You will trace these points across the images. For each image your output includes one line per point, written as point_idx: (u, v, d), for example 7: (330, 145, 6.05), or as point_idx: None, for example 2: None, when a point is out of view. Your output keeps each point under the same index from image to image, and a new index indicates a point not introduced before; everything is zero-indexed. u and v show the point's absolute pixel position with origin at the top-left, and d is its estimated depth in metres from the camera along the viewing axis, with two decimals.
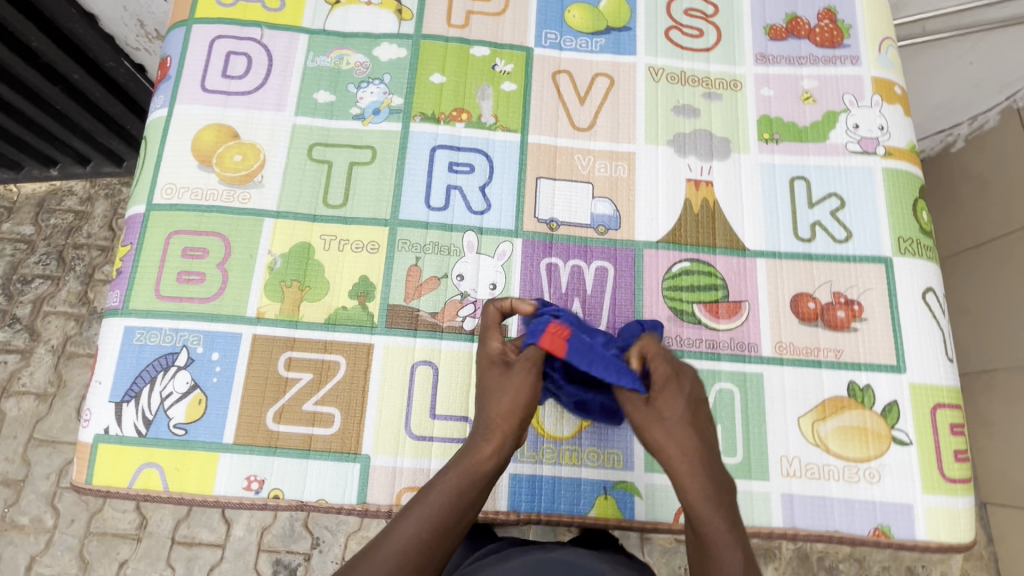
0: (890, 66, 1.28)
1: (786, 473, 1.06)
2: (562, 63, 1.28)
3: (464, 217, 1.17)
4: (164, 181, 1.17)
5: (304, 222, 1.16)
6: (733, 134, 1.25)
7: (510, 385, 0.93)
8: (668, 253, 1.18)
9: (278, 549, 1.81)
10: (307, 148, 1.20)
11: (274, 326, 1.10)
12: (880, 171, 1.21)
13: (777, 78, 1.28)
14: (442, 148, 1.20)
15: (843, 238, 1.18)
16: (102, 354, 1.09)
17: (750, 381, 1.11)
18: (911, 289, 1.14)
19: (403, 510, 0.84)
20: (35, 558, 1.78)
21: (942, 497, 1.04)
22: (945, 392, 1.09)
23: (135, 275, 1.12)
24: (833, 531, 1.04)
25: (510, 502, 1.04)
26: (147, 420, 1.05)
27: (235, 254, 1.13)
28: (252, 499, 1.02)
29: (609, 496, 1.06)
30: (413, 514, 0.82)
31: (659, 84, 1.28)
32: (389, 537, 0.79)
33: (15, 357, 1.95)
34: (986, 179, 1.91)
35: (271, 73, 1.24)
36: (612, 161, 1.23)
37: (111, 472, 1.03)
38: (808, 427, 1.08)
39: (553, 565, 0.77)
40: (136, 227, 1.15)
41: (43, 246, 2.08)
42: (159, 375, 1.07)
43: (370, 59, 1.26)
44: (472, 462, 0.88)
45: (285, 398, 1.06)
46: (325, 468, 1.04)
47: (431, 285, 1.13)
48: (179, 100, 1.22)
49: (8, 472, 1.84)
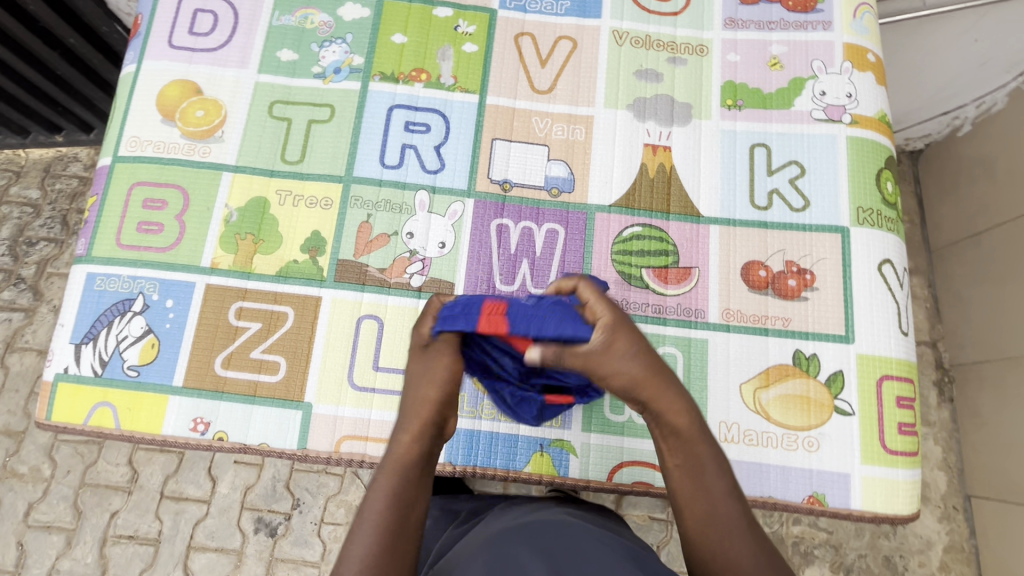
0: (864, 32, 1.24)
1: (724, 438, 1.06)
2: (526, 25, 1.27)
3: (417, 175, 1.18)
4: (129, 134, 1.20)
5: (262, 177, 1.18)
6: (695, 100, 1.23)
7: (434, 374, 0.83)
8: (620, 217, 1.17)
9: (261, 508, 1.86)
10: (268, 105, 1.22)
11: (227, 276, 1.13)
12: (844, 139, 1.18)
13: (745, 43, 1.26)
14: (399, 108, 1.21)
15: (801, 207, 1.16)
16: (67, 299, 1.14)
17: (695, 345, 1.11)
18: (866, 260, 1.11)
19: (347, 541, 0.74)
20: (33, 505, 1.87)
21: (881, 468, 1.03)
22: (894, 364, 1.07)
23: (99, 224, 1.16)
24: (767, 497, 1.03)
25: (447, 454, 1.06)
26: (103, 361, 1.09)
27: (193, 206, 1.16)
28: (198, 440, 1.06)
29: (545, 454, 1.06)
30: (360, 532, 0.73)
31: (622, 48, 1.26)
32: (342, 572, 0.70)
33: (20, 315, 2.03)
34: (991, 161, 1.83)
35: (236, 31, 1.26)
36: (570, 124, 1.22)
37: (69, 409, 1.08)
38: (749, 395, 1.08)
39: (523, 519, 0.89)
40: (103, 178, 1.19)
41: (48, 210, 2.15)
42: (116, 319, 1.10)
43: (334, 18, 1.27)
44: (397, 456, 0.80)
45: (233, 345, 1.09)
46: (269, 414, 1.07)
47: (381, 241, 1.14)
48: (146, 56, 1.24)
49: (10, 424, 1.93)
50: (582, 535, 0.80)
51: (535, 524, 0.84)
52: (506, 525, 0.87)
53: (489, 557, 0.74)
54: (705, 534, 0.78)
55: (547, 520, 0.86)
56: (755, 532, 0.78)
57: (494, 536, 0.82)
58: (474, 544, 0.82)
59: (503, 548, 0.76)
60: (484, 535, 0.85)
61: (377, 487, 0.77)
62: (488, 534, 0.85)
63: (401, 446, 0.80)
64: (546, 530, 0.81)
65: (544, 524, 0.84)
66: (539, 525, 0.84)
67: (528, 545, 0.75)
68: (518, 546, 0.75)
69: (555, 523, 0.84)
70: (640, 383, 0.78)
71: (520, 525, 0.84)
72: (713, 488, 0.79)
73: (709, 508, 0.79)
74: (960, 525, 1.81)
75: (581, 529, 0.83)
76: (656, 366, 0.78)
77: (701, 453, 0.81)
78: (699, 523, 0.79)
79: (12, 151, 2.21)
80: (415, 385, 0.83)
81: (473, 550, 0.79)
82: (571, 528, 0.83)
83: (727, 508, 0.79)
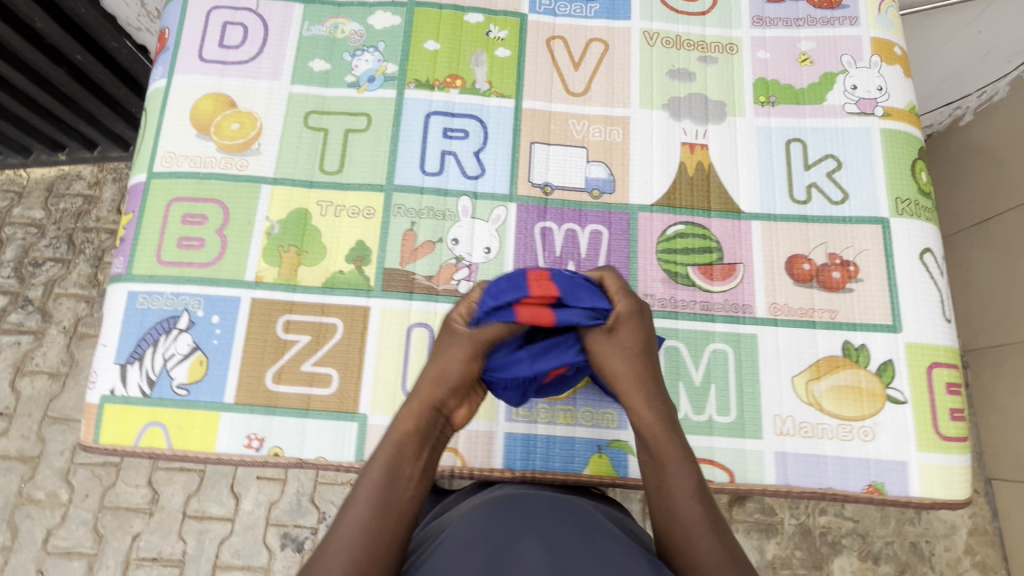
0: (890, 26, 1.26)
1: (780, 432, 1.07)
2: (556, 29, 1.28)
3: (458, 182, 1.18)
4: (164, 149, 1.19)
5: (301, 188, 1.17)
6: (729, 98, 1.24)
7: (444, 355, 0.93)
8: (663, 216, 1.18)
9: (286, 523, 1.80)
10: (303, 116, 1.21)
11: (272, 290, 1.12)
12: (878, 132, 1.19)
13: (774, 40, 1.27)
14: (436, 115, 1.21)
15: (839, 199, 1.17)
16: (108, 319, 1.12)
17: (744, 341, 1.11)
18: (908, 249, 1.13)
19: (342, 509, 0.81)
20: (52, 531, 1.79)
21: (937, 454, 1.04)
22: (942, 351, 1.09)
23: (137, 241, 1.15)
24: (826, 488, 1.04)
25: (505, 459, 1.07)
26: (151, 380, 1.08)
27: (233, 220, 1.15)
28: (253, 456, 1.05)
29: (604, 454, 1.07)
30: (356, 502, 0.81)
31: (654, 49, 1.27)
32: (332, 539, 0.77)
33: (29, 338, 1.95)
34: (992, 148, 1.87)
35: (267, 43, 1.25)
36: (606, 126, 1.23)
37: (118, 431, 1.07)
38: (802, 387, 1.08)
39: (518, 499, 0.85)
40: (138, 195, 1.17)
41: (53, 229, 2.06)
42: (162, 337, 1.09)
43: (365, 27, 1.26)
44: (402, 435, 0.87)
45: (284, 359, 1.09)
46: (324, 426, 1.06)
47: (426, 248, 1.14)
48: (177, 70, 1.23)
49: (25, 449, 1.85)
50: (583, 528, 0.78)
51: (532, 507, 0.82)
52: (497, 503, 0.84)
53: (487, 550, 0.71)
54: (676, 527, 0.82)
55: (543, 504, 0.83)
56: (720, 535, 0.81)
57: (489, 517, 0.79)
58: (467, 525, 0.79)
59: (503, 539, 0.72)
60: (474, 513, 0.82)
61: (377, 463, 0.85)
62: (479, 512, 0.82)
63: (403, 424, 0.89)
64: (544, 518, 0.78)
65: (540, 509, 0.81)
66: (537, 506, 0.82)
67: (531, 536, 0.72)
68: (520, 541, 0.71)
69: (550, 510, 0.82)
70: (643, 368, 0.93)
71: (515, 508, 0.81)
72: (682, 486, 0.85)
73: (678, 506, 0.83)
74: (982, 508, 1.82)
75: (580, 519, 0.81)
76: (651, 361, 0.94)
77: (676, 452, 0.88)
78: (675, 516, 0.83)
79: (13, 171, 2.12)
80: (428, 368, 0.93)
81: (469, 532, 0.76)
82: (569, 517, 0.80)
83: (693, 509, 0.83)
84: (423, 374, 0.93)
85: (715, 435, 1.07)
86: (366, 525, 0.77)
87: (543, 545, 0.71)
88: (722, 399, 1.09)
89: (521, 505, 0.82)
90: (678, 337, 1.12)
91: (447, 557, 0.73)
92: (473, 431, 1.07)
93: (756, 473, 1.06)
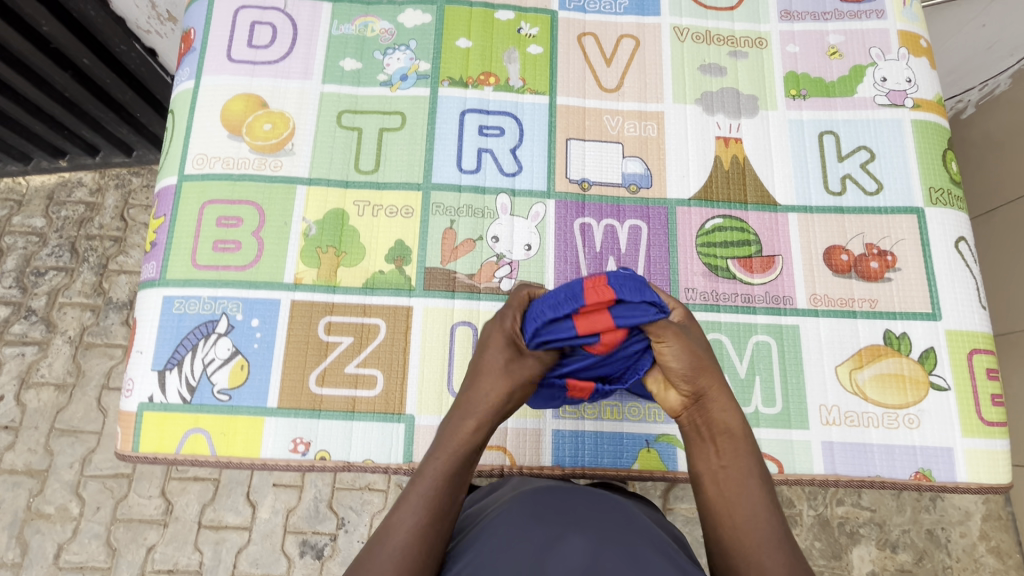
0: (915, 19, 1.28)
1: (825, 421, 1.07)
2: (587, 26, 1.28)
3: (496, 179, 1.18)
4: (195, 151, 1.16)
5: (337, 189, 1.16)
6: (760, 92, 1.25)
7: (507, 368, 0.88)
8: (700, 210, 1.18)
9: (305, 530, 1.69)
10: (336, 115, 1.20)
11: (312, 291, 1.10)
12: (909, 123, 1.21)
13: (802, 34, 1.28)
14: (471, 112, 1.20)
15: (874, 190, 1.18)
16: (142, 325, 1.09)
17: (787, 332, 1.12)
18: (944, 238, 1.14)
19: (398, 505, 0.77)
20: (63, 546, 1.67)
21: (981, 439, 1.05)
22: (980, 338, 1.10)
23: (170, 246, 1.12)
24: (873, 476, 1.05)
25: (554, 457, 1.06)
26: (191, 386, 1.05)
27: (269, 221, 1.13)
28: (299, 461, 1.04)
29: (652, 449, 1.06)
30: (413, 498, 0.77)
31: (684, 44, 1.28)
32: (391, 538, 0.73)
33: (33, 349, 1.83)
34: (994, 141, 1.77)
35: (296, 42, 1.23)
36: (641, 121, 1.23)
37: (158, 439, 1.04)
38: (845, 376, 1.09)
39: (561, 491, 0.82)
40: (169, 198, 1.15)
41: (56, 238, 1.94)
42: (201, 342, 1.07)
43: (395, 25, 1.25)
44: (459, 440, 0.84)
45: (327, 361, 1.07)
46: (370, 428, 1.05)
47: (467, 247, 1.14)
48: (206, 71, 1.21)
49: (32, 463, 1.74)
50: (622, 528, 0.74)
51: (567, 504, 0.78)
52: (533, 498, 0.79)
53: (533, 552, 0.68)
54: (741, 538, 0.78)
55: (579, 500, 0.79)
56: (792, 547, 0.77)
57: (523, 514, 0.75)
58: (501, 522, 0.75)
59: (541, 543, 0.69)
60: (506, 508, 0.78)
61: (435, 464, 0.81)
62: (512, 508, 0.78)
63: (462, 430, 0.85)
64: (583, 517, 0.75)
65: (576, 507, 0.77)
66: (581, 502, 0.79)
67: (579, 540, 0.69)
68: (560, 547, 0.68)
69: (587, 507, 0.78)
70: (699, 375, 0.86)
71: (550, 504, 0.77)
72: (751, 495, 0.82)
73: (744, 514, 0.80)
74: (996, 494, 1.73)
75: (618, 517, 0.77)
76: (708, 368, 0.87)
77: (746, 461, 0.85)
78: (738, 526, 0.79)
79: (12, 179, 2.00)
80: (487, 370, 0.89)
81: (502, 533, 0.72)
82: (606, 515, 0.77)
83: (764, 520, 0.79)
84: (482, 373, 0.89)
85: (762, 426, 1.08)
86: (426, 527, 0.74)
87: (585, 551, 0.67)
88: (767, 390, 1.09)
89: (565, 501, 0.78)
90: (720, 330, 1.12)
91: (482, 559, 0.69)
92: (521, 429, 1.07)
93: (804, 464, 1.06)
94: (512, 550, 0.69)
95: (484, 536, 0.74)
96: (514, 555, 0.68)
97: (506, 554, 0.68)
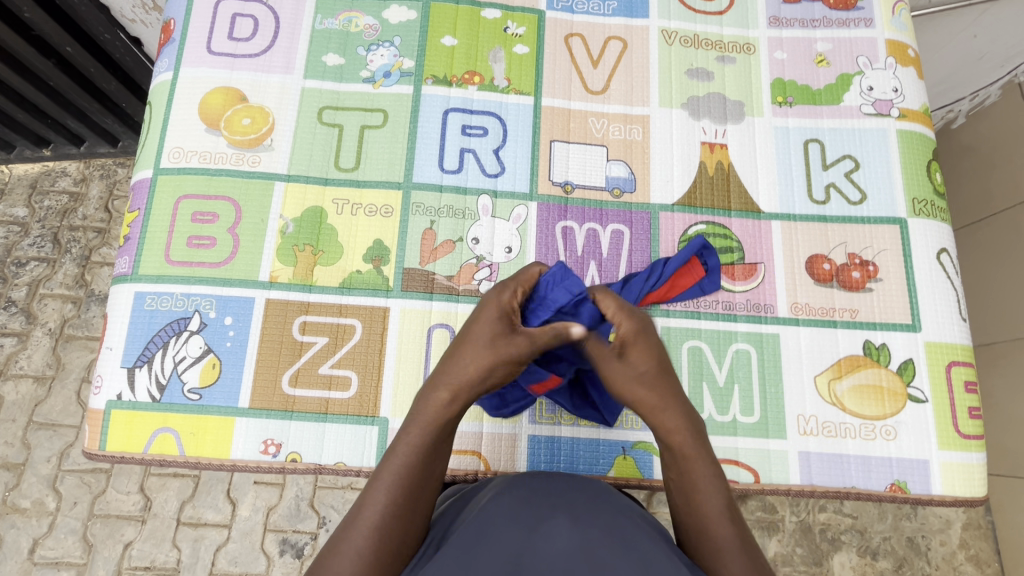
0: (904, 28, 1.27)
1: (803, 431, 1.07)
2: (574, 26, 1.26)
3: (478, 180, 1.16)
4: (171, 145, 1.14)
5: (316, 186, 1.14)
6: (747, 98, 1.24)
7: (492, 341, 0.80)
8: (684, 216, 1.17)
9: (284, 529, 1.67)
10: (317, 111, 1.18)
11: (288, 290, 1.09)
12: (894, 133, 1.21)
13: (790, 41, 1.27)
14: (454, 111, 1.19)
15: (858, 200, 1.18)
16: (113, 320, 1.07)
17: (767, 341, 1.11)
18: (926, 249, 1.14)
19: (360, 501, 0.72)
20: (39, 541, 1.65)
21: (958, 452, 1.05)
22: (960, 350, 1.10)
23: (144, 240, 1.10)
24: (849, 487, 1.05)
25: (529, 462, 1.05)
26: (161, 384, 1.03)
27: (246, 218, 1.11)
28: (270, 463, 1.02)
29: (628, 456, 1.06)
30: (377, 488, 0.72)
31: (672, 47, 1.27)
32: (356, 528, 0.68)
33: (12, 340, 1.80)
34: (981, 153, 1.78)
35: (278, 36, 1.21)
36: (626, 124, 1.22)
37: (125, 438, 1.02)
38: (824, 386, 1.09)
39: (549, 476, 0.78)
40: (144, 191, 1.13)
41: (37, 228, 1.90)
42: (172, 340, 1.05)
43: (379, 21, 1.23)
44: (434, 414, 0.78)
45: (301, 361, 1.06)
46: (343, 431, 1.04)
47: (446, 248, 1.12)
48: (184, 63, 1.18)
49: (8, 456, 1.70)
50: (609, 509, 0.71)
51: (558, 491, 0.74)
52: (519, 482, 0.75)
53: (515, 536, 0.64)
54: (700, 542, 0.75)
55: (567, 484, 0.76)
56: (751, 556, 0.73)
57: (507, 498, 0.71)
58: (482, 508, 0.71)
59: (525, 527, 0.65)
60: (492, 495, 0.74)
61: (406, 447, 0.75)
62: (495, 493, 0.74)
63: (433, 405, 0.78)
64: (571, 501, 0.71)
65: (563, 490, 0.74)
66: (570, 487, 0.75)
67: (564, 523, 0.65)
68: (545, 530, 0.64)
69: (575, 490, 0.74)
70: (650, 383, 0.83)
71: (535, 488, 0.73)
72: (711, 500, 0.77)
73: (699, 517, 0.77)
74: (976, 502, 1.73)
75: (605, 498, 0.73)
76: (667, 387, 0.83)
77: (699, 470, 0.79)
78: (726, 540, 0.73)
79: None
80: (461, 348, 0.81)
81: (485, 518, 0.68)
82: (594, 499, 0.73)
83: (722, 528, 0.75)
84: (458, 351, 0.81)
85: (739, 435, 1.07)
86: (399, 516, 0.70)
87: (572, 536, 0.63)
88: (746, 400, 1.08)
89: (553, 486, 0.75)
90: (701, 337, 1.11)
91: (462, 545, 0.65)
92: (496, 433, 1.05)
93: (780, 474, 1.06)
94: (496, 536, 0.64)
95: (464, 523, 0.69)
96: (497, 543, 0.63)
97: (485, 541, 0.64)
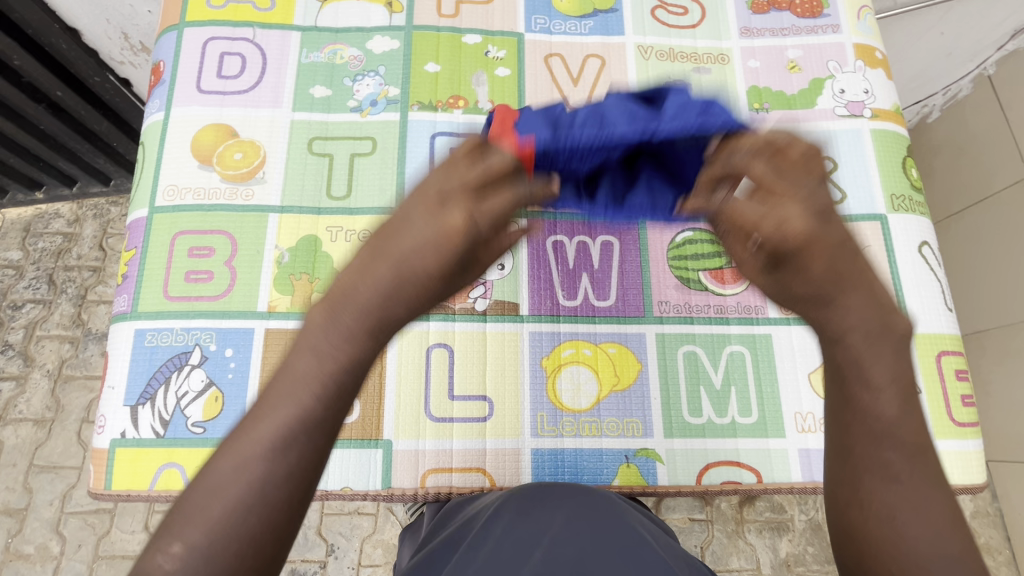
0: (869, 32, 1.32)
1: (802, 429, 1.08)
2: (553, 47, 1.30)
3: None
4: (165, 183, 1.16)
5: (309, 216, 1.17)
6: (724, 106, 1.28)
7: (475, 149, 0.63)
8: (670, 224, 1.20)
9: (292, 560, 1.60)
10: (307, 142, 1.21)
11: (286, 319, 1.10)
12: (869, 132, 1.24)
13: (762, 50, 1.31)
14: (442, 135, 1.22)
15: (838, 198, 1.21)
16: (113, 359, 1.08)
17: (760, 341, 1.13)
18: (907, 243, 1.17)
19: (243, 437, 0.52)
20: None
21: (954, 441, 1.07)
22: (948, 339, 1.12)
23: (141, 278, 1.11)
24: None
25: (534, 476, 1.06)
26: (164, 420, 1.04)
27: (242, 251, 1.13)
28: None
29: (632, 464, 1.07)
30: (258, 445, 0.50)
31: (648, 62, 1.31)
32: (233, 475, 0.50)
33: (10, 384, 1.79)
34: (958, 146, 1.81)
35: (265, 72, 1.24)
36: None
37: (130, 475, 1.03)
38: (818, 383, 1.11)
39: (552, 487, 0.77)
40: (140, 230, 1.14)
41: (32, 270, 1.91)
42: (174, 375, 1.06)
43: (364, 52, 1.27)
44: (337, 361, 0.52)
45: None
46: (347, 456, 1.04)
47: None
48: (175, 103, 1.21)
49: (10, 502, 1.69)
50: (609, 516, 0.70)
51: (561, 500, 0.73)
52: (521, 498, 0.75)
53: (517, 549, 0.63)
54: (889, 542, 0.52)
55: (569, 494, 0.75)
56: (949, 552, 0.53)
57: (507, 517, 0.70)
58: (484, 528, 0.70)
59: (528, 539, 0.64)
60: (494, 512, 0.73)
61: (305, 391, 0.51)
62: (495, 514, 0.73)
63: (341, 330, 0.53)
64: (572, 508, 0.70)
65: (566, 502, 0.73)
66: (574, 497, 0.74)
67: (564, 532, 0.65)
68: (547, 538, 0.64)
69: (576, 499, 0.73)
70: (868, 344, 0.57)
71: (536, 501, 0.73)
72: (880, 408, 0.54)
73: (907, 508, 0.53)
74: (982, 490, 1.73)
75: (606, 506, 0.73)
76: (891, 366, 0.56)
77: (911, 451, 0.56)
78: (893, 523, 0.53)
79: None
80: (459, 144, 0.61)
81: (488, 535, 0.68)
82: (598, 506, 0.72)
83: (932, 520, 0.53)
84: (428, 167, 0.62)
85: (739, 437, 1.09)
86: (276, 486, 0.50)
87: (573, 543, 0.63)
88: (743, 400, 1.10)
89: (554, 495, 0.74)
90: (695, 342, 1.13)
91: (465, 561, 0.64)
92: (500, 449, 1.07)
93: (782, 472, 1.07)
94: (498, 550, 0.64)
95: (467, 543, 0.69)
96: (497, 557, 0.63)
97: (489, 556, 0.63)
